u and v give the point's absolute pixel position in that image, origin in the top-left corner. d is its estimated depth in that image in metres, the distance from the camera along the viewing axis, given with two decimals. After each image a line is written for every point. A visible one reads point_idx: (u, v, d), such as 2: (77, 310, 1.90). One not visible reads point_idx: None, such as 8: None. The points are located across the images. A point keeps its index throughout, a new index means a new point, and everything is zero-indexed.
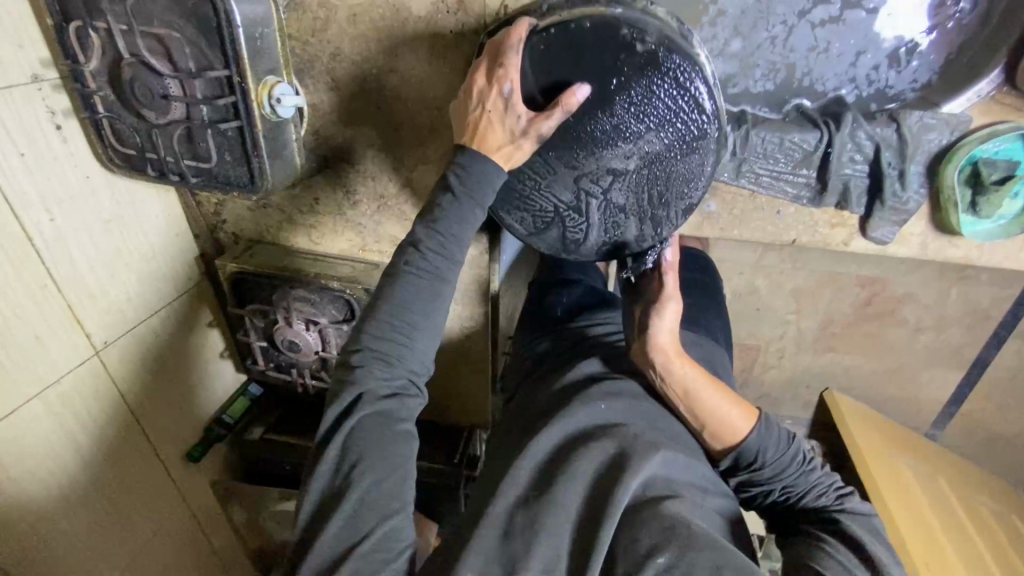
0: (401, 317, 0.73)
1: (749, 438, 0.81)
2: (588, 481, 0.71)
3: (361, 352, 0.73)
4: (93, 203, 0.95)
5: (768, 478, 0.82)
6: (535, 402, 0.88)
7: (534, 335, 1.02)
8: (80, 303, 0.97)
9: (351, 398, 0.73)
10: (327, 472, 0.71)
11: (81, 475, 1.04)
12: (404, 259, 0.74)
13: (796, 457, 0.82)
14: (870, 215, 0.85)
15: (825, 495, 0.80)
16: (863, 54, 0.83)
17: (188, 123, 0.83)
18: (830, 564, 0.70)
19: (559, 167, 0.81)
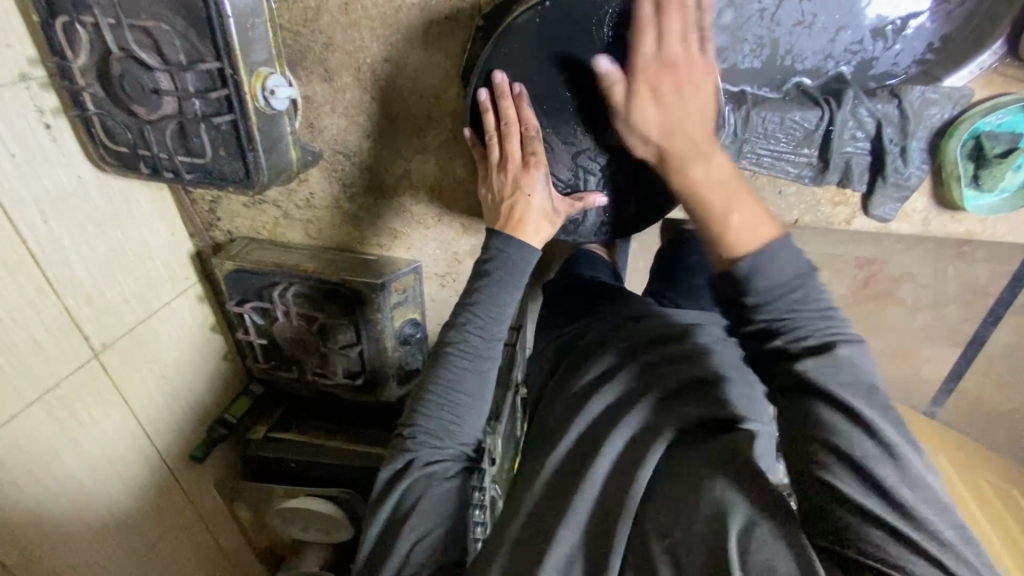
0: (451, 398, 0.74)
1: (747, 260, 0.64)
2: (610, 463, 0.73)
3: (414, 428, 0.74)
4: (86, 204, 0.93)
5: (757, 311, 0.65)
6: (564, 396, 0.87)
7: (553, 334, 1.06)
8: (77, 306, 0.95)
9: (401, 464, 0.74)
10: (378, 530, 0.72)
11: (84, 478, 1.03)
12: (448, 337, 0.74)
13: (795, 291, 0.64)
14: (872, 192, 0.85)
15: (812, 336, 0.64)
16: (843, 31, 0.79)
17: (180, 117, 0.81)
18: (842, 470, 0.57)
19: (556, 144, 0.77)
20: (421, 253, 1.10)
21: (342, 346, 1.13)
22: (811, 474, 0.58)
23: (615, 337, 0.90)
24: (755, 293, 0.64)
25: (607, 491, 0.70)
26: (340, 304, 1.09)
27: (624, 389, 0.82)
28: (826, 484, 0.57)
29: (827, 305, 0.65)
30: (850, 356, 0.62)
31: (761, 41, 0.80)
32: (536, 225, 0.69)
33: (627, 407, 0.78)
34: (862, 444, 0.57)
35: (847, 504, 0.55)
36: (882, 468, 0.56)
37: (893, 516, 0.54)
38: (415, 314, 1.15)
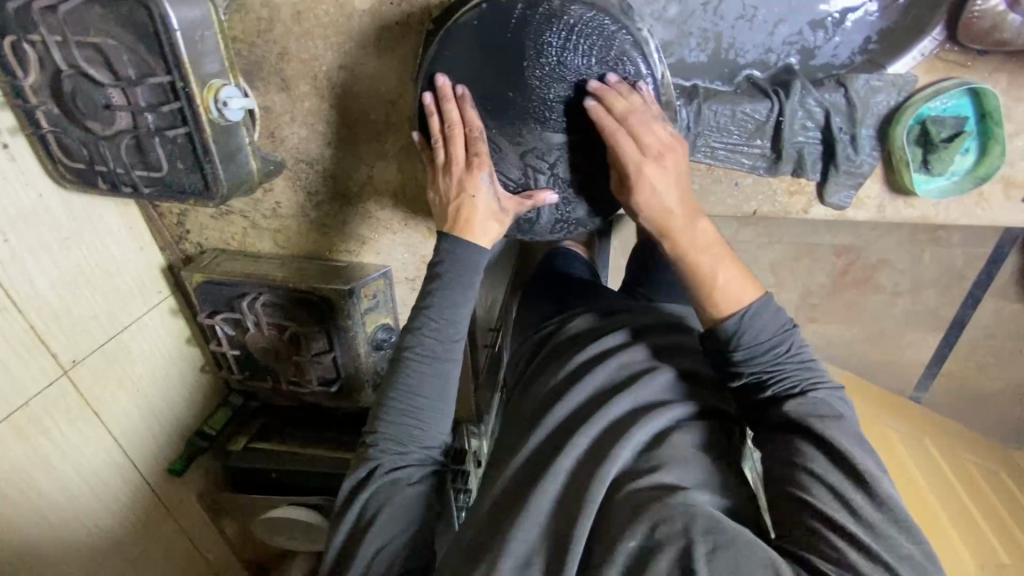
0: (410, 402, 0.74)
1: (735, 318, 0.71)
2: (574, 460, 0.74)
3: (376, 435, 0.75)
4: (49, 222, 0.93)
5: (748, 365, 0.72)
6: (535, 393, 0.89)
7: (529, 331, 1.07)
8: (45, 324, 0.95)
9: (365, 472, 0.74)
10: (342, 538, 0.73)
11: (59, 496, 1.03)
12: (405, 342, 0.74)
13: (780, 345, 0.71)
14: (825, 180, 0.85)
15: (798, 386, 0.71)
16: (781, 24, 0.83)
17: (135, 132, 0.82)
18: (819, 492, 0.62)
19: (502, 142, 0.71)
20: (389, 258, 1.10)
21: (315, 354, 1.13)
22: (789, 494, 0.64)
23: (591, 335, 0.91)
24: (745, 347, 0.71)
25: (574, 493, 0.71)
26: (310, 313, 1.09)
27: (598, 385, 0.82)
28: (801, 501, 0.63)
29: (808, 362, 0.73)
30: (827, 405, 0.69)
31: (705, 35, 0.84)
32: (484, 224, 0.69)
33: (599, 403, 0.79)
34: (837, 474, 0.63)
35: (815, 516, 0.61)
36: (856, 495, 0.61)
37: (862, 533, 0.59)
38: (388, 320, 1.16)
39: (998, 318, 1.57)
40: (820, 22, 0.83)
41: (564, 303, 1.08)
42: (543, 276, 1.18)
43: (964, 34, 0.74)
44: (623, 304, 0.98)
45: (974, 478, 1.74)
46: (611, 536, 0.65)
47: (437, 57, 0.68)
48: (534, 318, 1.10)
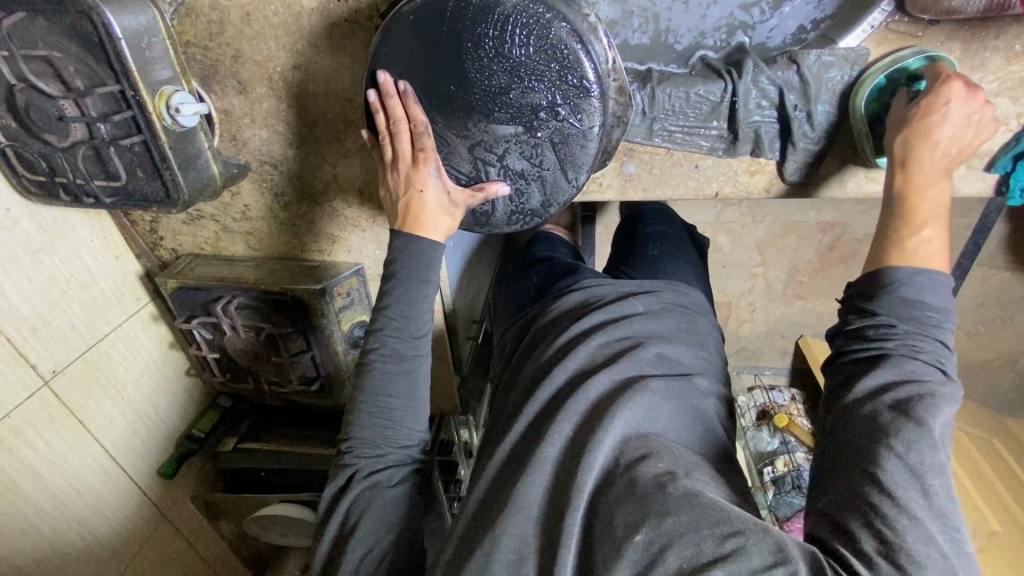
0: (380, 403, 0.73)
1: (910, 270, 0.67)
2: (559, 450, 0.74)
3: (351, 440, 0.74)
4: (18, 236, 0.94)
5: (895, 330, 0.66)
6: (521, 377, 0.91)
7: (515, 318, 1.09)
8: (20, 336, 0.96)
9: (344, 479, 0.74)
10: (327, 547, 0.73)
11: (46, 503, 1.04)
12: (368, 344, 0.73)
13: (930, 327, 0.65)
14: (784, 159, 0.85)
15: (926, 363, 0.65)
16: (713, 7, 0.85)
17: (91, 142, 0.82)
18: (894, 469, 0.59)
19: (450, 137, 0.71)
20: (361, 255, 1.11)
21: (294, 354, 1.14)
22: (858, 466, 0.62)
23: (572, 317, 0.95)
24: (906, 312, 0.66)
25: (562, 489, 0.70)
26: (285, 314, 1.10)
27: (576, 368, 0.84)
28: (870, 474, 0.60)
29: (944, 356, 0.66)
30: (945, 399, 0.63)
31: (645, 16, 0.86)
32: (435, 219, 0.69)
33: (576, 385, 0.81)
34: (915, 453, 0.59)
35: (876, 491, 0.59)
36: (912, 491, 0.58)
37: (916, 523, 0.57)
38: (362, 317, 1.16)
39: (990, 287, 1.59)
40: (754, 5, 0.84)
41: (543, 289, 1.09)
42: (525, 263, 1.20)
43: (913, 4, 0.72)
44: (600, 281, 1.00)
45: (969, 448, 1.75)
46: (604, 528, 0.65)
47: (379, 53, 0.68)
48: (517, 306, 1.12)
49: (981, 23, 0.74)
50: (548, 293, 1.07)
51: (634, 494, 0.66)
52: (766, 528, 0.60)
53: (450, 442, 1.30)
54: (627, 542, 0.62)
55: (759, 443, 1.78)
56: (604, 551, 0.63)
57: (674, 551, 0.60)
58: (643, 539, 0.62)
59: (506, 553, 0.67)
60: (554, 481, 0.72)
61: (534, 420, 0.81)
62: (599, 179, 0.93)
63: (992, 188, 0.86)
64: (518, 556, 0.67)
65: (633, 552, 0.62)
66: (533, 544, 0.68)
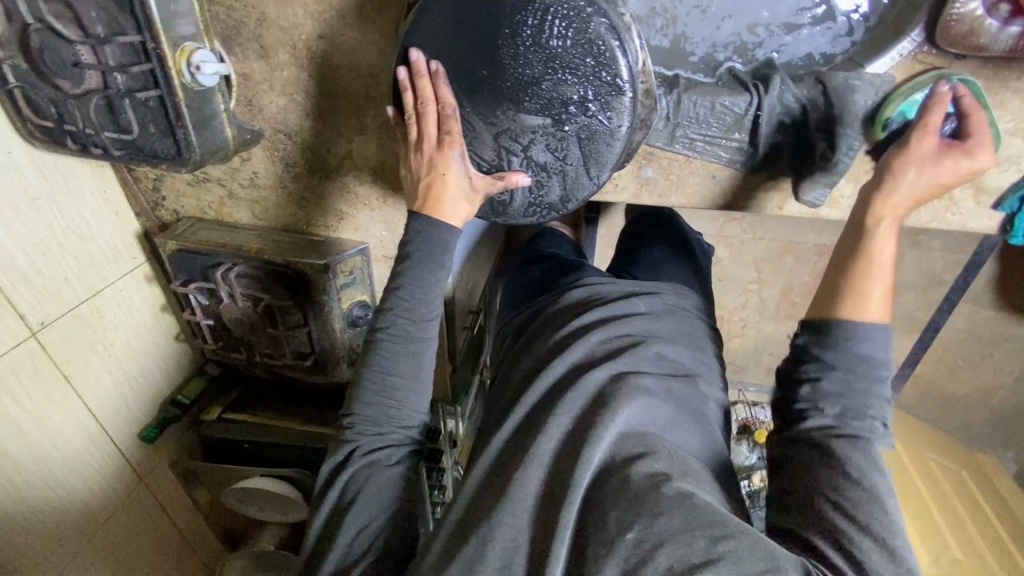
0: (384, 383, 0.72)
1: (866, 315, 0.67)
2: (557, 443, 0.75)
3: (352, 417, 0.73)
4: (17, 181, 0.92)
5: (837, 371, 0.67)
6: (520, 367, 0.91)
7: (517, 310, 1.09)
8: (12, 285, 0.94)
9: (341, 457, 0.73)
10: (321, 523, 0.72)
11: (27, 457, 1.02)
12: (377, 324, 0.72)
13: (876, 367, 0.67)
14: (803, 176, 0.85)
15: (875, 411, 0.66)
16: (728, 20, 0.85)
17: (104, 92, 0.80)
18: (853, 495, 0.62)
19: (475, 123, 0.69)
20: (368, 234, 1.10)
21: (289, 327, 1.13)
22: (816, 489, 0.64)
23: (574, 311, 0.95)
24: (849, 354, 0.67)
25: (557, 484, 0.71)
26: (283, 285, 1.08)
27: (574, 362, 0.84)
28: (828, 497, 0.63)
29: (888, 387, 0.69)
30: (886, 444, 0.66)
31: (666, 17, 0.86)
32: (455, 204, 0.68)
33: (576, 376, 0.81)
34: (870, 478, 0.62)
35: (835, 512, 0.62)
36: (875, 514, 0.61)
37: (879, 540, 0.59)
38: (364, 297, 1.16)
39: (973, 323, 1.63)
40: (761, 25, 0.85)
41: (549, 280, 1.10)
42: (527, 258, 1.20)
43: (942, 38, 0.73)
44: (602, 279, 1.00)
45: (938, 479, 1.79)
46: (594, 524, 0.66)
47: (411, 30, 0.67)
48: (521, 296, 1.12)
49: (1005, 63, 0.75)
50: (554, 285, 1.07)
51: (626, 491, 0.67)
52: (755, 536, 0.61)
53: (438, 429, 1.30)
54: (619, 539, 0.63)
55: (737, 456, 1.79)
56: (599, 547, 0.64)
57: (664, 550, 0.61)
58: (635, 536, 0.63)
59: (500, 542, 0.67)
60: (552, 474, 0.72)
61: (531, 411, 0.81)
62: (615, 180, 0.93)
63: (996, 226, 0.87)
64: (511, 547, 0.67)
65: (623, 549, 0.62)
66: (526, 536, 0.68)
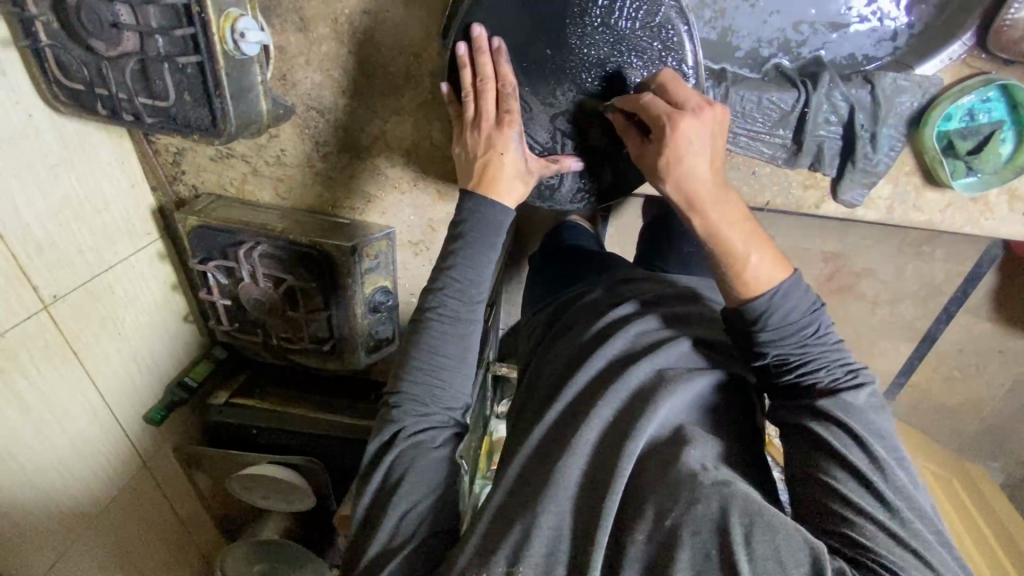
0: (431, 365, 0.71)
1: (764, 298, 0.66)
2: (598, 435, 0.73)
3: (398, 396, 0.72)
4: (38, 147, 0.88)
5: (777, 344, 0.68)
6: (554, 359, 0.90)
7: (546, 302, 1.07)
8: (27, 256, 0.90)
9: (382, 441, 0.72)
10: (365, 507, 0.71)
11: (34, 435, 0.98)
12: (425, 305, 0.71)
13: (807, 327, 0.67)
14: (840, 177, 0.86)
15: (817, 369, 0.67)
16: (775, 15, 0.85)
17: (142, 56, 0.77)
18: (842, 479, 0.61)
19: (534, 104, 0.71)
20: (395, 219, 1.08)
21: (308, 311, 1.11)
22: (809, 474, 0.64)
23: (607, 302, 0.94)
24: (772, 328, 0.67)
25: (599, 474, 0.70)
26: (306, 268, 1.06)
27: (614, 355, 0.83)
28: (824, 483, 0.62)
29: (835, 338, 0.70)
30: (846, 394, 0.66)
31: (715, 9, 0.86)
32: (511, 185, 0.68)
33: (617, 370, 0.80)
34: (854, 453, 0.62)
35: (839, 500, 0.60)
36: (868, 500, 0.59)
37: (888, 519, 0.58)
38: (386, 283, 1.13)
39: None
40: (806, 23, 0.86)
41: (579, 273, 1.08)
42: (553, 252, 1.17)
43: (995, 42, 0.76)
44: (638, 275, 0.99)
45: None
46: (640, 515, 0.65)
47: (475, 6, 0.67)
48: (547, 288, 1.10)
49: None
50: (585, 278, 1.05)
51: (664, 478, 0.66)
52: (793, 526, 0.60)
53: None
54: (668, 531, 0.62)
55: None
56: (642, 535, 0.63)
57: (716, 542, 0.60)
58: (685, 529, 0.61)
59: (545, 530, 0.66)
60: (591, 465, 0.71)
61: (569, 404, 0.79)
62: None
63: None
64: (555, 535, 0.66)
65: (672, 540, 0.61)
66: (569, 527, 0.67)
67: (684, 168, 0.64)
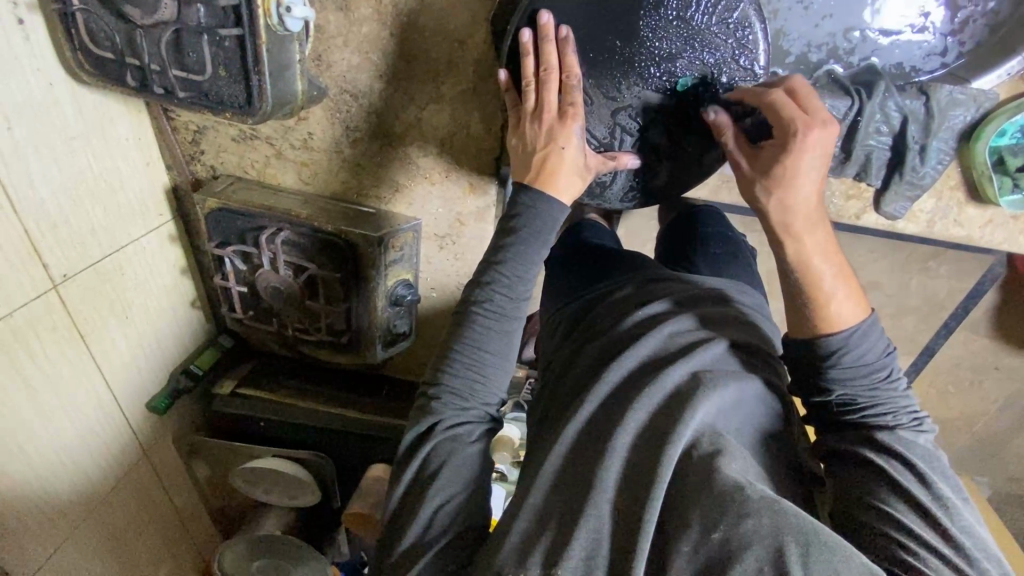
0: (474, 359, 0.68)
1: (842, 335, 0.66)
2: (635, 437, 0.65)
3: (438, 387, 0.69)
4: (56, 116, 0.83)
5: (847, 385, 0.67)
6: (579, 356, 0.78)
7: (565, 300, 0.92)
8: (39, 231, 0.85)
9: (416, 433, 0.69)
10: (396, 503, 0.68)
11: (36, 421, 0.93)
12: (471, 297, 0.69)
13: (881, 370, 0.67)
14: (885, 189, 0.85)
15: (887, 412, 0.66)
16: (828, 19, 0.84)
17: (179, 26, 0.73)
18: (904, 510, 0.60)
19: (596, 97, 0.75)
20: (422, 211, 1.05)
21: (327, 302, 1.07)
22: (863, 502, 0.62)
23: (636, 300, 0.82)
24: (846, 368, 0.66)
25: (635, 479, 0.62)
26: (330, 257, 1.02)
27: (647, 355, 0.72)
28: (881, 512, 0.60)
29: (901, 385, 0.69)
30: (913, 440, 0.64)
31: (769, 10, 0.84)
32: (569, 179, 0.68)
33: (651, 372, 0.70)
34: (915, 486, 0.61)
35: (902, 532, 0.58)
36: (932, 532, 0.58)
37: (950, 553, 0.56)
38: (408, 276, 1.10)
39: None
40: (856, 30, 0.85)
41: (604, 268, 0.94)
42: (569, 249, 1.02)
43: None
44: (671, 275, 0.87)
45: None
46: (680, 522, 0.59)
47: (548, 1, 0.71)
48: (566, 287, 0.95)
49: None
50: (611, 275, 0.92)
51: (708, 488, 0.59)
52: (851, 550, 0.54)
53: None
54: (709, 542, 0.56)
55: None
56: (687, 545, 0.57)
57: None
58: (728, 539, 0.55)
59: (584, 533, 0.60)
60: (627, 470, 0.64)
61: (602, 401, 0.69)
62: None
63: None
64: (596, 538, 0.60)
65: (715, 553, 0.55)
66: (606, 541, 0.60)
67: (793, 183, 0.66)
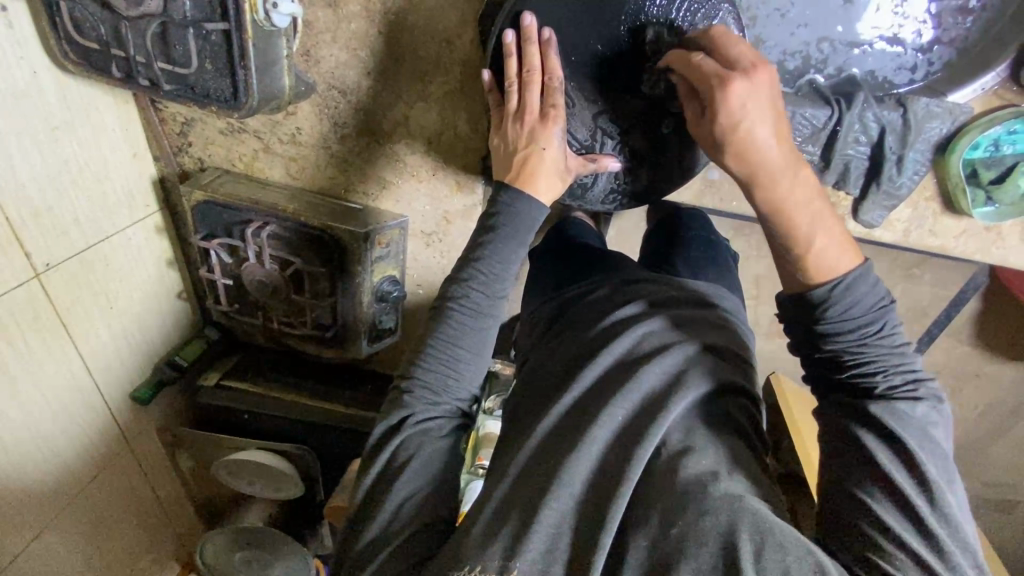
0: (449, 354, 0.69)
1: (825, 287, 0.62)
2: (607, 433, 0.66)
3: (412, 381, 0.70)
4: (40, 104, 0.83)
5: (835, 337, 0.63)
6: (558, 353, 0.79)
7: (549, 296, 0.93)
8: (20, 218, 0.85)
9: (389, 425, 0.70)
10: (366, 493, 0.69)
11: (13, 408, 0.93)
12: (449, 293, 0.70)
13: (871, 324, 0.62)
14: (863, 198, 0.87)
15: (879, 374, 0.62)
16: (803, 28, 0.85)
17: (165, 18, 0.73)
18: (886, 505, 0.56)
19: (579, 101, 0.78)
20: (409, 208, 1.05)
21: (314, 295, 1.08)
22: (843, 492, 0.60)
23: (613, 299, 0.83)
24: (832, 319, 0.63)
25: (602, 476, 0.63)
26: (317, 252, 1.03)
27: (622, 352, 0.73)
28: (861, 504, 0.57)
29: (901, 341, 0.63)
30: (907, 407, 0.59)
31: (748, 16, 0.85)
32: (548, 180, 0.70)
33: (624, 372, 0.71)
34: (902, 477, 0.57)
35: (872, 524, 0.56)
36: (910, 530, 0.55)
37: (928, 552, 0.54)
38: (394, 272, 1.10)
39: None
40: (830, 40, 0.86)
41: (586, 267, 0.95)
42: (554, 243, 1.03)
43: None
44: (651, 275, 0.88)
45: None
46: (642, 518, 0.60)
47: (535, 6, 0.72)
48: (550, 284, 0.96)
49: None
50: (594, 271, 0.93)
51: (672, 486, 0.60)
52: (806, 545, 0.55)
53: None
54: (668, 537, 0.57)
55: None
56: (646, 540, 0.58)
57: None
58: (686, 534, 0.56)
59: (546, 526, 0.61)
60: (597, 467, 0.65)
61: (578, 397, 0.71)
62: None
63: None
64: (558, 531, 0.61)
65: (674, 548, 0.56)
66: (569, 535, 0.61)
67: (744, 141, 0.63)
